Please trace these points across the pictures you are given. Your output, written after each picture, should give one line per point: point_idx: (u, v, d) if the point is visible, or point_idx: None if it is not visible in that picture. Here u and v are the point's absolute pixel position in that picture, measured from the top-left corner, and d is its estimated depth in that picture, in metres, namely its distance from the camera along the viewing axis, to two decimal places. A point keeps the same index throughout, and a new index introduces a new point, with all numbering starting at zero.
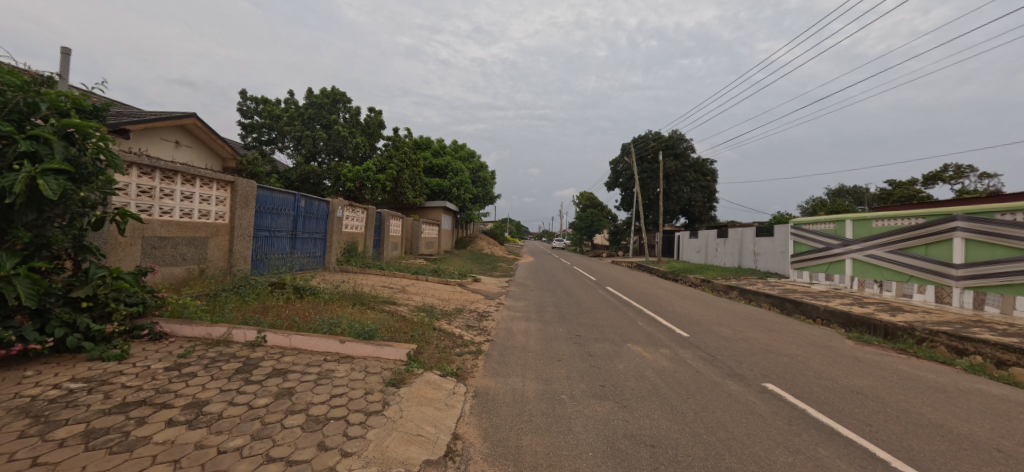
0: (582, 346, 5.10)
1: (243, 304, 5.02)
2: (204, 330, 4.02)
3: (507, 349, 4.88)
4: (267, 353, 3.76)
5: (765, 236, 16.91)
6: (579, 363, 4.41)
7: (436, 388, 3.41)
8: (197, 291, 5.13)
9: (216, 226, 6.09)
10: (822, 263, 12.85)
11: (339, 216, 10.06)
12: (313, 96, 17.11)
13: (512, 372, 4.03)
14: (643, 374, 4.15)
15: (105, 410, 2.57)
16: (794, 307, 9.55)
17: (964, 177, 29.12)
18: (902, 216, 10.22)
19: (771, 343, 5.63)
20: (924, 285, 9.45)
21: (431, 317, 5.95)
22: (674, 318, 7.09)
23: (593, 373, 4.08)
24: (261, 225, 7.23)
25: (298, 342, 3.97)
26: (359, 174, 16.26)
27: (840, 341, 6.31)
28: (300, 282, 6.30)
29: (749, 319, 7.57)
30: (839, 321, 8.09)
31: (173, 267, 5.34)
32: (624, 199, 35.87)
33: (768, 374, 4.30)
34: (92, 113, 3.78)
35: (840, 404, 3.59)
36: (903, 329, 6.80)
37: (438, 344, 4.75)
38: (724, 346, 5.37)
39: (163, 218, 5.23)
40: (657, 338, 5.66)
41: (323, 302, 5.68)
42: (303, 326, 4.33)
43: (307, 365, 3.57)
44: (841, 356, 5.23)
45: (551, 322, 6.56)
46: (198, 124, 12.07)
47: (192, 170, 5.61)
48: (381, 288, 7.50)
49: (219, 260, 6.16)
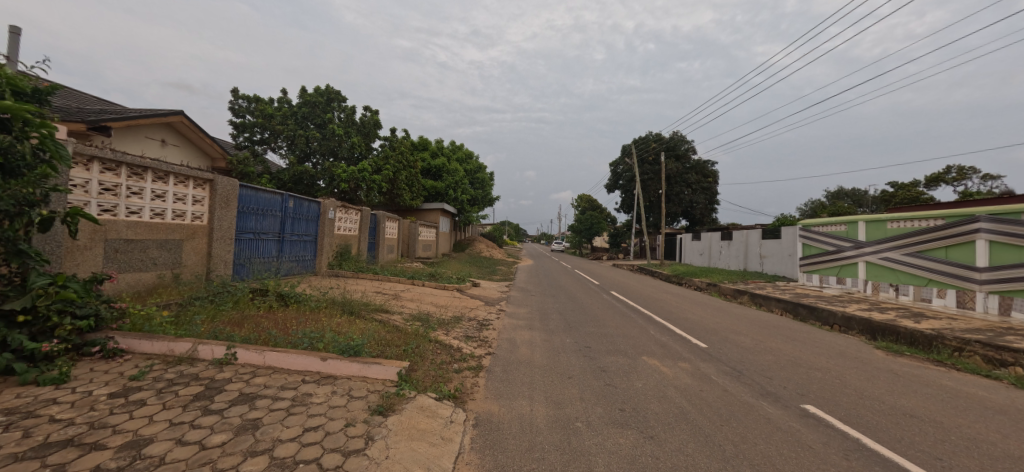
0: (593, 360, 4.61)
1: (217, 315, 4.52)
2: (165, 346, 3.52)
3: (510, 365, 4.38)
4: (235, 374, 3.25)
5: (772, 238, 16.47)
6: (593, 381, 3.93)
7: (430, 416, 2.91)
8: (167, 299, 4.64)
9: (192, 228, 5.60)
10: (834, 265, 12.40)
11: (331, 218, 9.54)
12: (308, 95, 16.60)
13: (517, 393, 3.53)
14: (666, 394, 3.66)
15: (18, 454, 2.07)
16: (809, 313, 9.09)
17: (968, 178, 28.91)
18: (920, 217, 9.79)
19: (799, 355, 5.16)
20: (945, 289, 9.02)
21: (427, 327, 5.44)
22: (688, 327, 6.60)
23: (610, 394, 3.58)
24: (244, 227, 6.73)
25: (273, 359, 3.46)
26: (354, 174, 15.53)
27: (868, 351, 5.84)
28: (283, 288, 5.80)
29: (767, 327, 7.09)
30: (860, 328, 7.63)
31: (142, 273, 4.85)
32: (625, 201, 35.43)
33: (806, 393, 3.82)
34: (35, 97, 3.31)
35: (898, 431, 3.11)
36: (933, 338, 6.32)
37: (434, 359, 4.25)
38: (748, 359, 4.89)
39: (130, 219, 4.75)
40: (674, 349, 5.18)
41: (309, 311, 5.18)
42: (281, 339, 3.82)
43: (280, 389, 3.07)
44: (878, 370, 4.75)
45: (557, 331, 6.06)
46: (185, 122, 11.59)
47: (165, 166, 5.12)
48: (374, 294, 6.97)
49: (197, 265, 5.66)
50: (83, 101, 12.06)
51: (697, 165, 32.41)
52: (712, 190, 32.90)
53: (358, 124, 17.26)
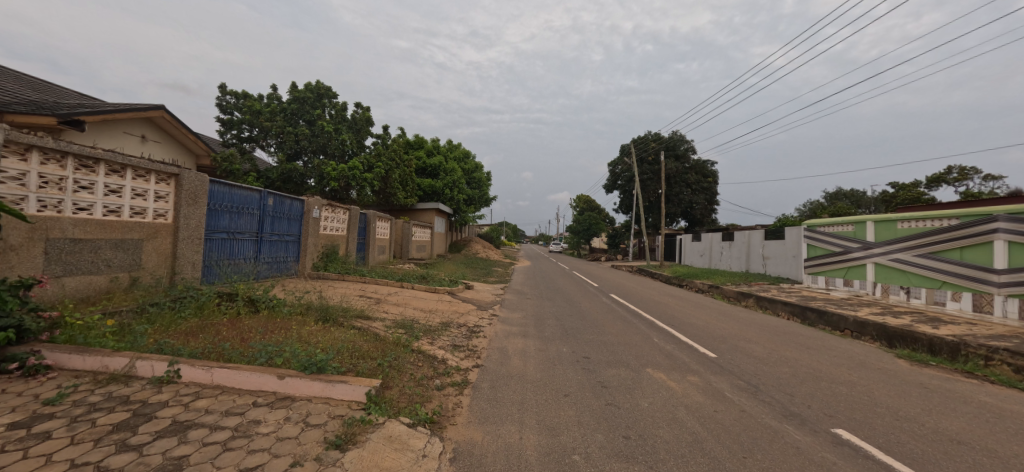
0: (592, 373, 4.16)
1: (172, 324, 4.03)
2: (98, 361, 3.04)
3: (500, 379, 3.92)
4: (174, 396, 2.78)
5: (774, 239, 16.05)
6: (593, 399, 3.46)
7: (399, 449, 2.44)
8: (118, 305, 4.15)
9: (154, 226, 5.11)
10: (840, 267, 11.99)
11: (315, 217, 9.08)
12: (297, 91, 16.09)
13: (505, 416, 3.07)
14: (677, 417, 3.19)
15: None
16: (817, 317, 8.68)
17: (969, 179, 28.70)
18: (933, 217, 9.39)
19: (818, 366, 4.72)
20: (959, 292, 8.59)
21: (411, 336, 4.95)
22: (694, 334, 6.14)
23: (612, 417, 3.11)
24: (217, 226, 6.26)
25: (222, 378, 2.98)
26: (345, 172, 15.11)
27: (890, 360, 5.40)
28: (255, 293, 5.31)
29: (777, 333, 6.65)
30: (875, 334, 7.19)
31: (93, 276, 4.36)
32: (624, 201, 35.04)
33: (834, 415, 3.38)
34: None
35: (950, 462, 2.66)
36: (954, 345, 5.89)
37: (414, 374, 3.77)
38: (763, 371, 4.44)
39: (78, 216, 4.25)
40: (680, 360, 4.72)
41: (280, 318, 4.71)
42: (236, 353, 3.33)
43: (223, 415, 2.60)
44: (907, 384, 4.32)
45: (553, 339, 5.60)
46: (167, 117, 11.13)
47: (120, 159, 4.65)
48: (356, 299, 6.50)
49: (158, 267, 5.16)
50: (61, 96, 11.61)
51: (697, 165, 32.08)
52: (711, 191, 32.55)
53: (349, 121, 16.78)
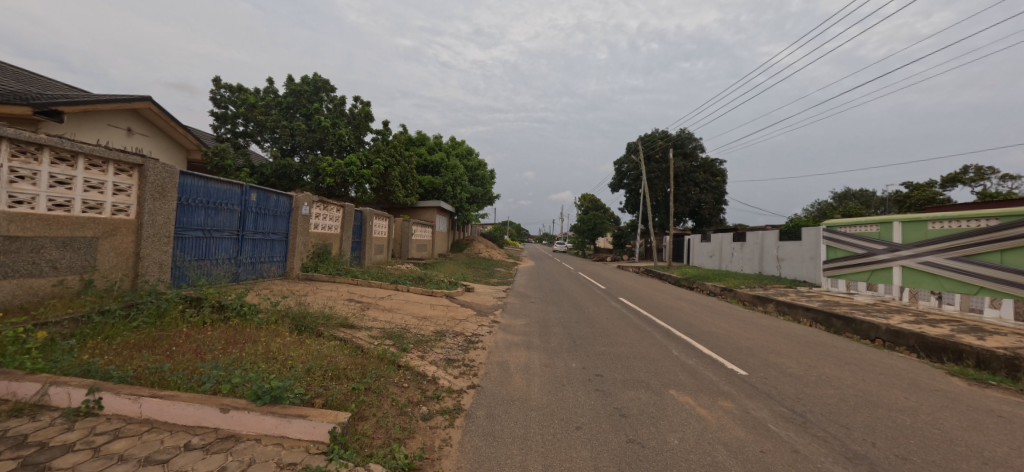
0: (608, 397, 3.54)
1: (117, 337, 3.49)
2: (4, 387, 2.49)
3: (499, 405, 3.31)
4: (85, 436, 2.20)
5: (790, 239, 15.31)
6: (610, 434, 2.85)
7: None
8: (56, 313, 3.59)
9: (113, 223, 4.55)
10: (863, 270, 11.28)
11: (305, 214, 8.53)
12: (293, 84, 15.61)
13: (504, 459, 2.47)
14: (717, 460, 2.56)
15: None
16: (844, 325, 8.02)
17: (986, 178, 27.77)
18: (970, 216, 8.67)
19: (867, 388, 4.08)
20: (998, 299, 7.91)
21: (398, 349, 4.36)
22: (717, 345, 5.51)
23: (637, 462, 2.50)
24: (191, 223, 5.72)
25: (153, 410, 2.41)
26: (341, 168, 14.55)
27: (944, 379, 4.74)
28: (226, 298, 4.76)
29: (809, 345, 6.00)
30: (914, 345, 6.52)
31: (32, 279, 3.81)
32: (629, 201, 34.33)
33: (908, 457, 2.75)
34: None
35: None
36: (1010, 360, 5.22)
37: (396, 399, 3.18)
38: (806, 395, 3.81)
39: (14, 210, 3.67)
40: (708, 380, 4.10)
41: (247, 328, 4.15)
42: (178, 375, 2.77)
43: (140, 464, 2.02)
44: (976, 411, 3.68)
45: (559, 352, 4.98)
46: (155, 109, 10.61)
47: (68, 144, 4.08)
48: (343, 304, 5.91)
49: (118, 268, 4.61)
50: (54, 89, 11.35)
51: (705, 163, 31.36)
52: (720, 190, 31.74)
53: (347, 116, 16.25)
